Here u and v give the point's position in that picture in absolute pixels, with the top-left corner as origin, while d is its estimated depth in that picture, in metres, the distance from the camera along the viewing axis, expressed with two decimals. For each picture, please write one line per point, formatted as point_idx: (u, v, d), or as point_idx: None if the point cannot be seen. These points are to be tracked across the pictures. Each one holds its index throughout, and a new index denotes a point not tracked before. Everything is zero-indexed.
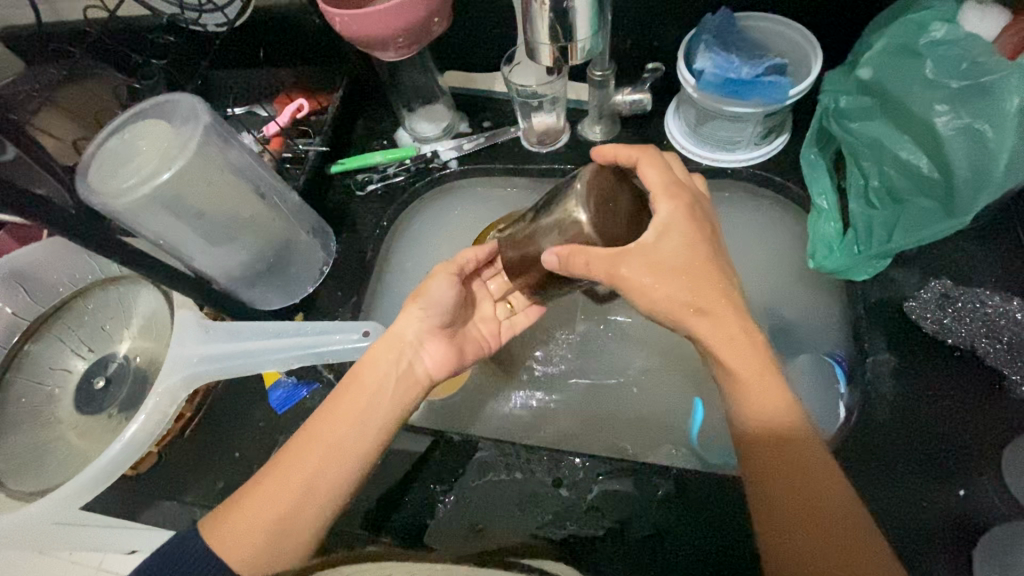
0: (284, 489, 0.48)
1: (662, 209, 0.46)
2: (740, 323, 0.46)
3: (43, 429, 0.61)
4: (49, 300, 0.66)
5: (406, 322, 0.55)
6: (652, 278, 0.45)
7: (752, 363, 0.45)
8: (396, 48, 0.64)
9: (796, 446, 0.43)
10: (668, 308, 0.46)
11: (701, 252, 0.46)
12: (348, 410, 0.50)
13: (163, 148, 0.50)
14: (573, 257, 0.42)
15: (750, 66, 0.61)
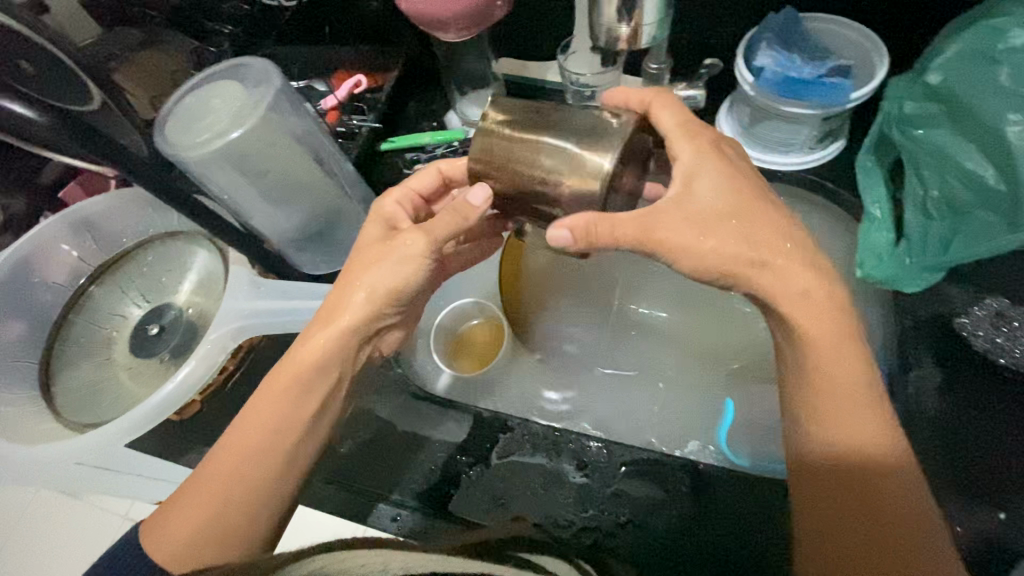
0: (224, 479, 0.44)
1: (684, 152, 0.46)
2: (820, 285, 0.43)
3: (100, 367, 0.66)
4: (113, 248, 0.70)
5: (350, 309, 0.48)
6: (695, 234, 0.43)
7: (805, 314, 0.43)
8: (456, 30, 0.65)
9: (893, 470, 0.41)
10: (718, 264, 0.43)
11: (745, 195, 0.45)
12: (294, 410, 0.46)
13: (236, 107, 0.53)
14: (589, 228, 0.41)
15: (811, 66, 0.60)
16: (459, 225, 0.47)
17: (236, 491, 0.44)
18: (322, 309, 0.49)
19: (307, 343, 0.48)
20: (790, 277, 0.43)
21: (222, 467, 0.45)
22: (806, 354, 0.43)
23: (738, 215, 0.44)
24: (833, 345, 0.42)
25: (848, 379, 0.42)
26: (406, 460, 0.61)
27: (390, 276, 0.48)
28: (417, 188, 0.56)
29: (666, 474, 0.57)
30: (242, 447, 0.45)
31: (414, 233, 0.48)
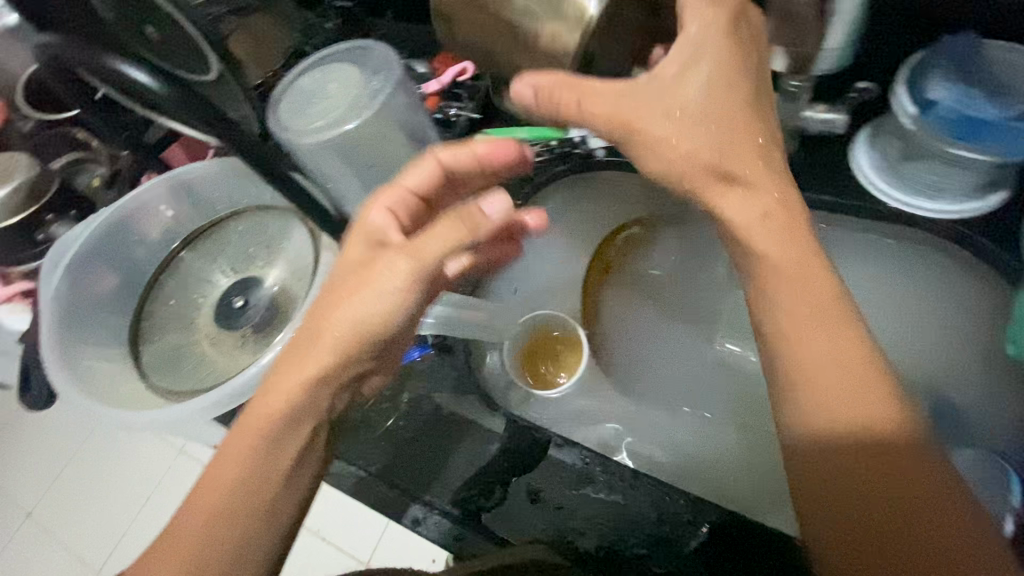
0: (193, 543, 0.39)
1: (693, 26, 0.41)
2: (772, 197, 0.41)
3: (185, 331, 0.66)
4: (209, 216, 0.71)
5: (316, 354, 0.39)
6: (672, 126, 0.41)
7: (792, 274, 0.40)
8: None
9: (903, 440, 0.37)
10: (686, 166, 0.42)
11: (735, 89, 0.41)
12: (272, 465, 0.40)
13: (354, 96, 0.51)
14: (543, 89, 0.41)
15: (995, 106, 0.52)
16: (463, 238, 0.38)
17: (204, 555, 0.39)
18: (294, 342, 0.41)
19: (271, 386, 0.40)
20: (752, 195, 0.41)
21: (189, 526, 0.40)
22: (777, 294, 0.40)
23: (722, 113, 0.41)
24: (813, 299, 0.39)
25: (845, 342, 0.39)
26: (466, 472, 0.57)
27: (353, 308, 0.38)
28: (411, 185, 0.42)
29: (751, 541, 0.50)
30: (210, 505, 0.39)
31: (397, 255, 0.38)
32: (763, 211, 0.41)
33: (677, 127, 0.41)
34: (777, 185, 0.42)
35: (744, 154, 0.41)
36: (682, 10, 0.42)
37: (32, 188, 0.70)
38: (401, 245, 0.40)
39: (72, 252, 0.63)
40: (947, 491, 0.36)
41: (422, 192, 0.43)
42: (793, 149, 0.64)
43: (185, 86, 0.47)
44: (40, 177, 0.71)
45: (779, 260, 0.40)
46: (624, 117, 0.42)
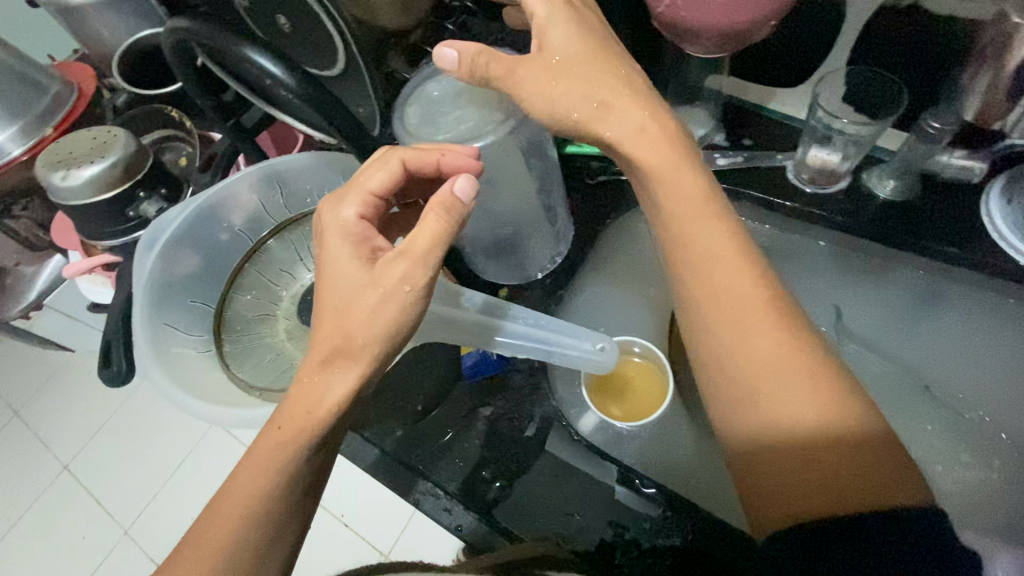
0: (229, 528, 0.39)
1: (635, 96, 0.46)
2: (703, 193, 0.46)
3: (265, 321, 0.66)
4: (298, 207, 0.70)
5: (328, 387, 0.41)
6: (628, 133, 0.46)
7: (733, 284, 0.44)
8: (710, 44, 0.59)
9: (780, 381, 0.40)
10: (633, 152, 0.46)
11: (654, 112, 0.47)
12: (253, 474, 0.40)
13: (487, 111, 0.50)
14: (475, 56, 0.44)
15: None
16: (447, 232, 0.41)
17: (241, 542, 0.39)
18: (311, 359, 0.42)
19: (324, 394, 0.40)
20: (687, 184, 0.46)
21: (226, 512, 0.40)
22: (720, 306, 0.44)
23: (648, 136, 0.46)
24: (751, 295, 0.43)
25: (772, 322, 0.42)
26: (506, 470, 0.60)
27: (387, 308, 0.41)
28: (373, 189, 0.44)
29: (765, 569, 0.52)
30: (247, 487, 0.40)
31: (396, 260, 0.41)
32: (680, 213, 0.46)
33: (642, 122, 0.46)
34: (692, 191, 0.46)
35: (670, 165, 0.46)
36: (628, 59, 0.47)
37: (127, 167, 0.71)
38: (376, 247, 0.43)
39: (167, 237, 0.62)
40: (859, 437, 0.38)
41: (386, 192, 0.45)
42: (903, 193, 0.62)
43: (318, 84, 0.47)
44: (134, 157, 0.71)
45: (714, 271, 0.44)
46: (579, 92, 0.45)
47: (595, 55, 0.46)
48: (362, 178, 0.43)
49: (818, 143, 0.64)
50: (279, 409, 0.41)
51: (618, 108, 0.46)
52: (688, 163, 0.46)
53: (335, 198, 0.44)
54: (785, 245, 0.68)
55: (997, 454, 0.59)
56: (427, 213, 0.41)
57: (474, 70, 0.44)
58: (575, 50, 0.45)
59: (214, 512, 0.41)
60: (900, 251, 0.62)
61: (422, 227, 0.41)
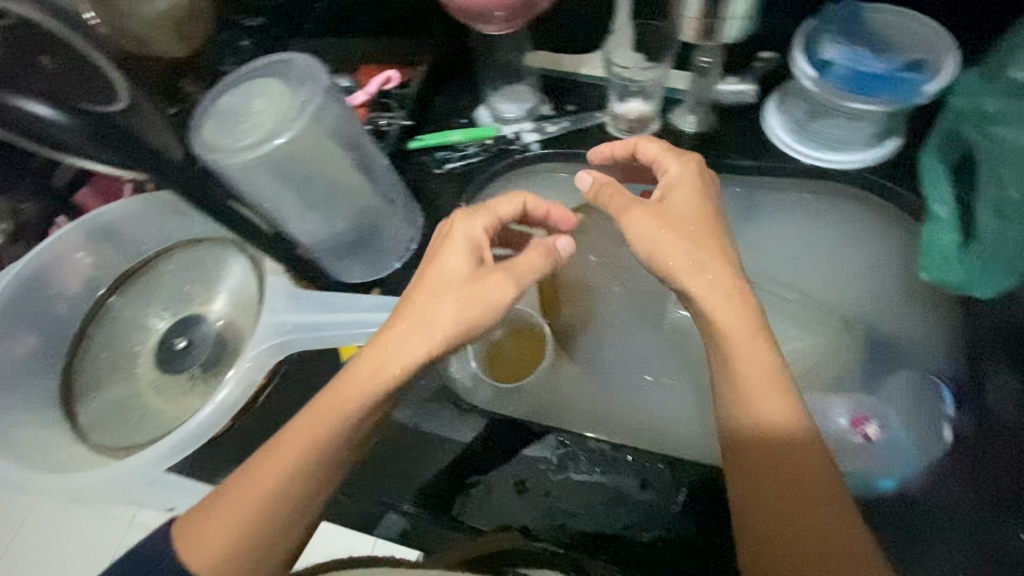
0: (279, 479, 0.44)
1: (673, 168, 0.53)
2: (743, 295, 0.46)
3: (124, 383, 0.62)
4: (134, 256, 0.66)
5: (400, 355, 0.44)
6: (657, 227, 0.49)
7: (760, 371, 0.44)
8: (501, 22, 0.63)
9: (795, 461, 0.42)
10: (661, 264, 0.49)
11: (710, 241, 0.49)
12: (315, 422, 0.45)
13: (281, 109, 0.47)
14: (598, 187, 0.54)
15: (883, 61, 0.56)
16: (543, 269, 0.49)
17: (293, 480, 0.44)
18: (390, 325, 0.46)
19: (395, 355, 0.44)
20: (718, 287, 0.47)
21: (272, 466, 0.44)
22: (752, 384, 0.44)
23: (698, 232, 0.49)
24: (770, 382, 0.44)
25: (795, 423, 0.43)
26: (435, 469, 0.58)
27: (466, 310, 0.45)
28: (501, 214, 0.52)
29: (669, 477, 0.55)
30: (303, 438, 0.44)
31: (500, 274, 0.46)
32: (714, 309, 0.46)
33: (727, 287, 0.47)
34: (739, 289, 0.47)
35: (721, 279, 0.47)
36: (694, 158, 0.54)
37: None
38: (483, 255, 0.48)
39: None
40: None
41: (507, 219, 0.53)
42: (708, 122, 0.69)
43: (91, 116, 0.45)
44: None
45: (744, 369, 0.44)
46: (670, 251, 0.49)
47: (701, 215, 0.50)
48: (494, 205, 0.51)
49: (628, 95, 0.70)
50: (339, 379, 0.45)
51: (711, 247, 0.48)
52: (736, 284, 0.47)
53: (471, 210, 0.50)
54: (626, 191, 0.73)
55: (820, 322, 0.63)
56: (533, 250, 0.49)
57: (598, 194, 0.55)
58: (687, 200, 0.51)
59: (259, 464, 0.45)
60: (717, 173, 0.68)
61: (524, 257, 0.48)
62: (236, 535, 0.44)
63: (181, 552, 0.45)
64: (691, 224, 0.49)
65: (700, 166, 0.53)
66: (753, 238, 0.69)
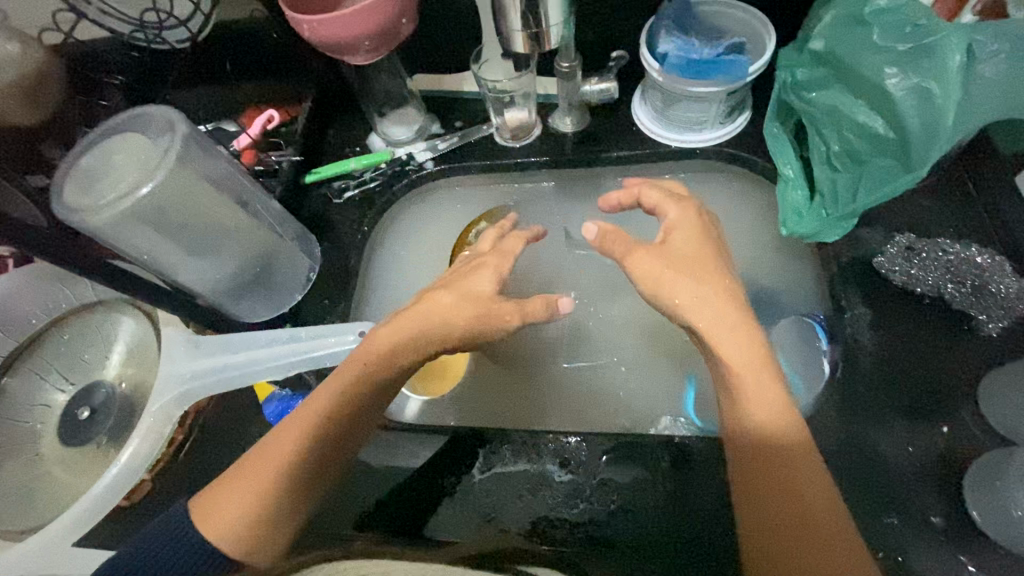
0: (295, 448, 0.48)
1: (673, 214, 0.53)
2: (746, 331, 0.48)
3: (27, 467, 0.59)
4: (24, 332, 0.64)
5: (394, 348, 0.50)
6: (669, 272, 0.49)
7: (751, 378, 0.47)
8: (366, 51, 0.64)
9: (789, 462, 0.45)
10: (667, 300, 0.49)
11: (719, 283, 0.50)
12: (323, 402, 0.49)
13: (142, 162, 0.48)
14: (608, 237, 0.51)
15: (710, 47, 0.63)
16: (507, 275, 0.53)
17: (298, 460, 0.48)
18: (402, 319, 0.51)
19: (395, 353, 0.50)
20: (722, 325, 0.48)
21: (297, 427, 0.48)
22: (744, 401, 0.47)
23: (700, 269, 0.50)
24: (774, 404, 0.46)
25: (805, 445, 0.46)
26: (374, 491, 0.58)
27: (472, 325, 0.50)
28: (513, 250, 0.54)
29: (592, 454, 0.58)
30: (316, 412, 0.49)
31: (487, 270, 0.52)
32: (716, 339, 0.48)
33: (736, 323, 0.48)
34: (745, 322, 0.48)
35: (730, 316, 0.48)
36: (700, 211, 0.53)
37: None
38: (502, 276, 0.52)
39: None
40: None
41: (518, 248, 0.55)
42: (582, 122, 0.73)
43: None
44: None
45: (745, 391, 0.47)
46: (682, 292, 0.49)
47: (703, 257, 0.50)
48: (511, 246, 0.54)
49: (506, 106, 0.73)
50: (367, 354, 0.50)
51: (712, 284, 0.49)
52: (747, 325, 0.48)
53: (504, 250, 0.54)
54: (521, 195, 0.77)
55: None
56: (507, 253, 0.54)
57: (603, 245, 0.51)
58: (689, 245, 0.51)
59: (279, 436, 0.49)
60: (597, 164, 0.73)
61: (507, 258, 0.53)
62: (253, 502, 0.47)
63: (201, 523, 0.47)
64: (692, 266, 0.50)
65: (697, 212, 0.53)
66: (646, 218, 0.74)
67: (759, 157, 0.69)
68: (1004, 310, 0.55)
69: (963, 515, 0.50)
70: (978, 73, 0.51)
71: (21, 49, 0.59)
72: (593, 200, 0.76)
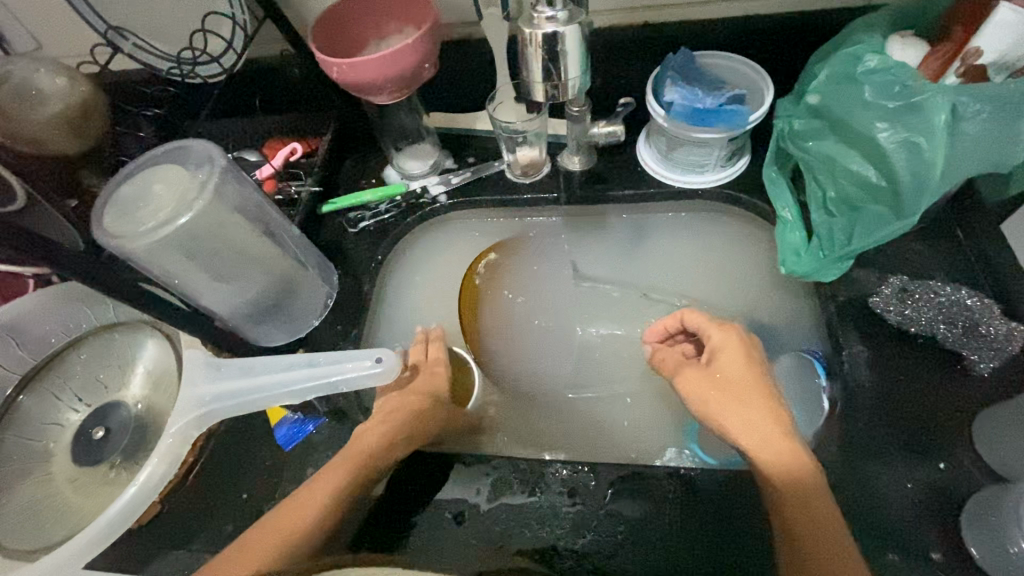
0: (303, 515, 0.56)
1: (718, 335, 0.63)
2: (784, 441, 0.56)
3: (40, 486, 0.59)
4: (44, 351, 0.66)
5: (383, 434, 0.62)
6: (712, 391, 0.61)
7: (791, 479, 0.53)
8: (390, 91, 0.68)
9: (813, 505, 0.51)
10: (713, 415, 0.60)
11: (757, 400, 0.59)
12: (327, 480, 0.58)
13: (180, 192, 0.51)
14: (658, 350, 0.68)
15: (713, 96, 0.67)
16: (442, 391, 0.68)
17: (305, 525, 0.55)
18: (398, 418, 0.63)
19: (389, 436, 0.62)
20: (762, 436, 0.57)
21: (331, 481, 0.57)
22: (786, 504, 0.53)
23: (742, 388, 0.60)
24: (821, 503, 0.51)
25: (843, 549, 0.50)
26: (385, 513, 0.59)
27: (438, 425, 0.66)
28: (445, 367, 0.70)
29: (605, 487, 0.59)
30: (317, 489, 0.57)
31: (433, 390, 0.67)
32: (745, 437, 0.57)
33: (773, 436, 0.56)
34: (787, 440, 0.56)
35: (770, 437, 0.56)
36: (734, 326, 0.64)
37: None
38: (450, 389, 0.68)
39: None
40: None
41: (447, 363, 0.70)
42: (591, 162, 0.77)
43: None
44: None
45: (784, 496, 0.53)
46: (723, 409, 0.60)
47: (745, 380, 0.61)
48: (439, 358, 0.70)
49: (518, 144, 0.76)
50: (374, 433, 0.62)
51: (754, 400, 0.59)
52: (786, 442, 0.56)
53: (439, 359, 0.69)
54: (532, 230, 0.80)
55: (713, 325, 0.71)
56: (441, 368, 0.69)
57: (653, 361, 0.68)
58: (734, 371, 0.61)
59: (300, 498, 0.57)
60: (605, 201, 0.76)
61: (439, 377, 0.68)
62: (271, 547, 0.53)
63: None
64: (732, 385, 0.61)
65: (738, 333, 0.63)
66: (648, 256, 0.78)
67: (759, 199, 0.72)
68: (994, 351, 0.58)
69: (959, 550, 0.51)
70: (963, 131, 0.55)
71: (67, 81, 0.63)
72: (599, 236, 0.79)
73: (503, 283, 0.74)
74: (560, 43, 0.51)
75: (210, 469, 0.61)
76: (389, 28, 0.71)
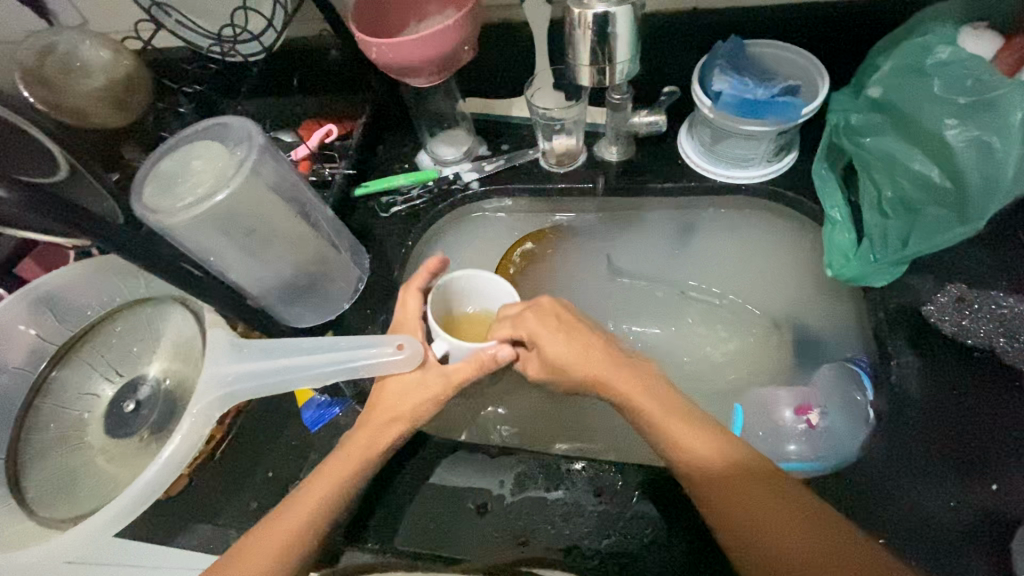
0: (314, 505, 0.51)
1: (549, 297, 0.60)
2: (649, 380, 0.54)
3: (75, 453, 0.61)
4: (81, 322, 0.67)
5: (386, 415, 0.56)
6: (563, 339, 0.57)
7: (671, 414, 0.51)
8: (428, 74, 0.66)
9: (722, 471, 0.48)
10: (571, 360, 0.56)
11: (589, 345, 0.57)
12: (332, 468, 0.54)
13: (219, 169, 0.51)
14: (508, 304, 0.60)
15: (764, 88, 0.64)
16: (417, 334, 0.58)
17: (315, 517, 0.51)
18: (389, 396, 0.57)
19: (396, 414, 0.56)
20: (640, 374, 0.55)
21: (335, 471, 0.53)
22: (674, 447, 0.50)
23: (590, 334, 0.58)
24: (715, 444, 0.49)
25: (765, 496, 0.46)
26: (406, 503, 0.59)
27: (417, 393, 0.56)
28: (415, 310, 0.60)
29: (628, 487, 0.57)
30: (327, 477, 0.53)
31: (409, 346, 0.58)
32: (660, 419, 0.51)
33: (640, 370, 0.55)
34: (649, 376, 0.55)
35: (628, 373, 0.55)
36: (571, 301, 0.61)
37: None
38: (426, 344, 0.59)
39: None
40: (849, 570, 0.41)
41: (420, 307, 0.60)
42: (629, 153, 0.74)
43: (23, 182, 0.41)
44: None
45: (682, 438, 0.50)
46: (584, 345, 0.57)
47: (574, 324, 0.58)
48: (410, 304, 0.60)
49: (555, 133, 0.74)
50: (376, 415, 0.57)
51: (592, 343, 0.57)
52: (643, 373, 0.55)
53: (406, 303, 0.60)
54: (564, 221, 0.78)
55: (750, 327, 0.69)
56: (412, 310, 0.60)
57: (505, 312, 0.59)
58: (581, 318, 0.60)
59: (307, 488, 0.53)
60: (643, 193, 0.73)
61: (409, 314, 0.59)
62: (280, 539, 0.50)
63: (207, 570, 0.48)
64: (562, 333, 0.57)
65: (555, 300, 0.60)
66: (682, 253, 0.75)
67: (806, 198, 0.69)
68: None
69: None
70: None
71: (110, 56, 0.64)
72: (633, 231, 0.76)
73: (533, 280, 0.74)
74: (610, 23, 0.49)
75: (239, 447, 0.61)
76: (430, 9, 0.69)
